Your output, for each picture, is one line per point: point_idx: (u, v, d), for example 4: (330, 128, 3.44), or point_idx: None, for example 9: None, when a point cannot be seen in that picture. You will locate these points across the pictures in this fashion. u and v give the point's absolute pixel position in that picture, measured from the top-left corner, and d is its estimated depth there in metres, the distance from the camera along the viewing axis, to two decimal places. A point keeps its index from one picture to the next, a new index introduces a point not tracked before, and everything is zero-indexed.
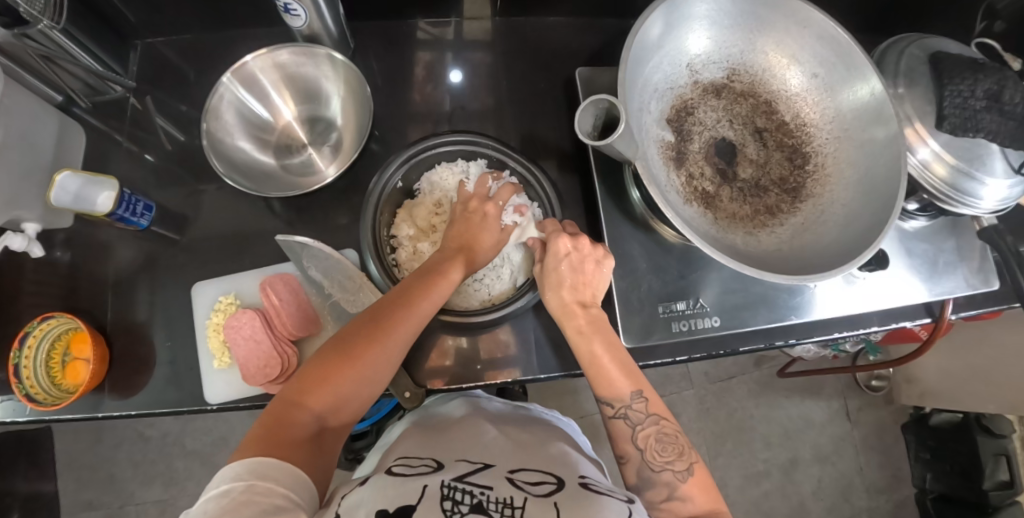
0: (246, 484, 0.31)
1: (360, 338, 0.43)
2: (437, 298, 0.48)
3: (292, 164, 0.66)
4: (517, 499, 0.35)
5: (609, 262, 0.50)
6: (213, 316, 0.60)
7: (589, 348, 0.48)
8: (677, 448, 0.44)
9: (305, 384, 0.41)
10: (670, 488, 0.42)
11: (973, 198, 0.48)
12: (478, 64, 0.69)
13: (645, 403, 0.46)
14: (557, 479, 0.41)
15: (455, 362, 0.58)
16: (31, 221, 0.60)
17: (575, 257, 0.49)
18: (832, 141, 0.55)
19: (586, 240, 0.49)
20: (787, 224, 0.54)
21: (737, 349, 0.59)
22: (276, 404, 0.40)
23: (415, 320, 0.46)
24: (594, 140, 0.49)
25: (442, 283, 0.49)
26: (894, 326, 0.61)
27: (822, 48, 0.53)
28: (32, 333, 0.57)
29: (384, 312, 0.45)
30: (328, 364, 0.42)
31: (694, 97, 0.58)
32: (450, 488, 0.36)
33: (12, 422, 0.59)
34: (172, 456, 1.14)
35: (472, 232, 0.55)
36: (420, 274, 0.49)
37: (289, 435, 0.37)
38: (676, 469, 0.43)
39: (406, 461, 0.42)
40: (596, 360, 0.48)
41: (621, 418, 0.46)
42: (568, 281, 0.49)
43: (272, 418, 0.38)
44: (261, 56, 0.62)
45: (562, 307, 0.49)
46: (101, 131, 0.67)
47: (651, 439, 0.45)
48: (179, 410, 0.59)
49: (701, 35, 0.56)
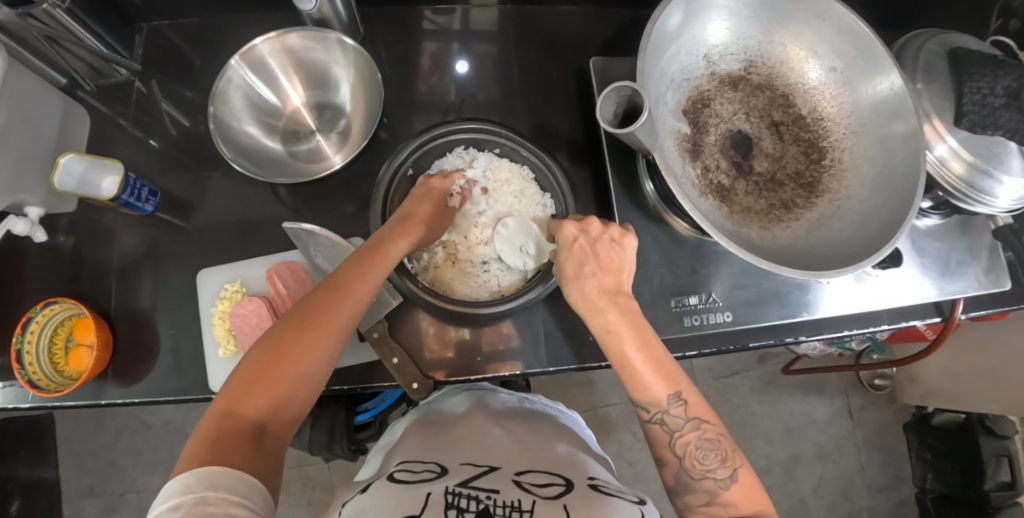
0: (197, 496, 0.31)
1: (292, 331, 0.41)
2: (375, 281, 0.48)
3: (299, 151, 0.65)
4: (524, 503, 0.35)
5: (627, 240, 0.47)
6: (218, 304, 0.59)
7: (619, 343, 0.45)
8: (720, 454, 0.43)
9: (239, 391, 0.38)
10: (711, 494, 0.42)
11: (989, 196, 0.48)
12: (485, 54, 0.68)
13: (684, 407, 0.44)
14: (565, 480, 0.40)
15: (457, 353, 0.57)
16: (33, 205, 0.59)
17: (585, 241, 0.47)
18: (849, 136, 0.54)
19: (593, 220, 0.48)
20: (802, 220, 0.53)
21: (748, 346, 0.58)
22: (207, 421, 0.37)
23: (353, 305, 0.45)
24: (613, 128, 0.48)
25: (380, 264, 0.49)
26: (903, 324, 0.61)
27: (841, 40, 0.52)
28: (34, 319, 0.57)
29: (320, 301, 0.44)
30: (261, 365, 0.39)
31: (710, 88, 0.57)
32: (455, 494, 0.35)
33: (14, 408, 0.58)
34: (174, 444, 1.14)
35: (412, 205, 0.55)
36: (353, 259, 0.48)
37: (232, 446, 0.35)
38: (718, 476, 0.42)
39: (409, 466, 0.41)
40: (626, 356, 0.45)
41: (657, 423, 0.45)
42: (589, 270, 0.46)
43: (207, 434, 0.35)
44: (271, 39, 0.61)
45: (587, 301, 0.46)
46: (105, 114, 0.66)
47: (691, 446, 0.44)
48: (183, 398, 0.59)
49: (720, 26, 0.55)
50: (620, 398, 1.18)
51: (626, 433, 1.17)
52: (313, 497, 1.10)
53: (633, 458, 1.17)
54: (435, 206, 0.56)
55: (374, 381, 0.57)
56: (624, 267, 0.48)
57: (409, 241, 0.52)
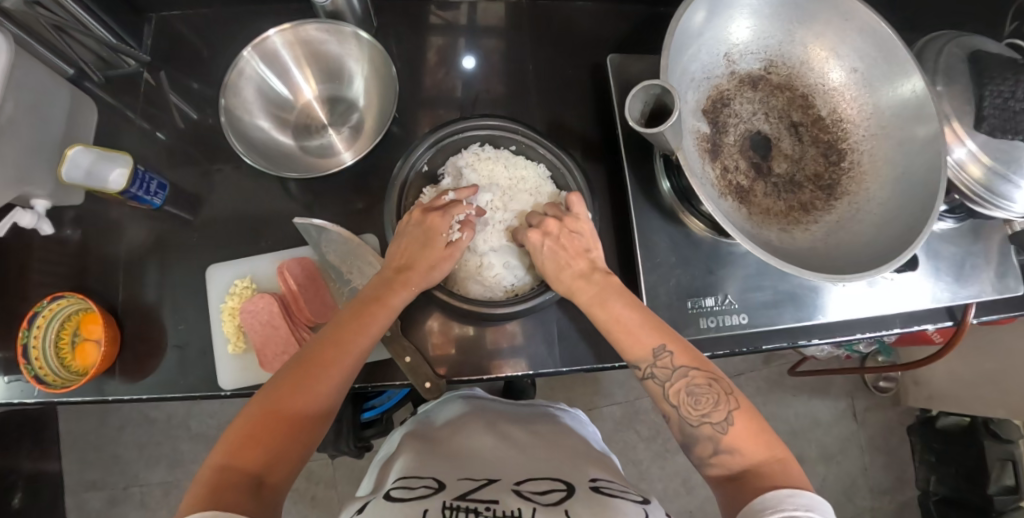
0: None
1: (288, 385, 0.42)
2: (373, 333, 0.48)
3: (311, 146, 0.64)
4: (524, 511, 0.34)
5: (581, 224, 0.53)
6: (228, 300, 0.58)
7: (602, 315, 0.49)
8: (711, 397, 0.42)
9: (234, 446, 0.37)
10: (714, 441, 0.41)
11: (1007, 201, 0.47)
12: (492, 50, 0.67)
13: (671, 357, 0.45)
14: (567, 484, 0.40)
15: (460, 350, 0.57)
16: (41, 198, 0.58)
17: (551, 239, 0.52)
18: (869, 138, 0.53)
19: (549, 220, 0.53)
20: (822, 223, 0.53)
21: (762, 347, 0.59)
22: (201, 476, 0.36)
23: (348, 358, 0.45)
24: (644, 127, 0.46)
25: (379, 315, 0.49)
26: (915, 329, 0.62)
27: (864, 42, 0.51)
28: (41, 313, 0.56)
29: (314, 355, 0.44)
30: (256, 420, 0.39)
31: (730, 88, 0.56)
32: (453, 509, 0.35)
33: (20, 403, 0.58)
34: (178, 439, 1.13)
35: (409, 254, 0.52)
36: (351, 311, 0.48)
37: (226, 497, 0.33)
38: (713, 420, 0.42)
39: (406, 482, 0.41)
40: (618, 317, 0.48)
41: (650, 378, 0.46)
42: (561, 262, 0.52)
43: (202, 488, 0.34)
44: (284, 31, 0.60)
45: (572, 285, 0.51)
46: (113, 106, 0.65)
47: (682, 394, 0.43)
48: (190, 395, 0.58)
49: (742, 24, 0.54)
50: (626, 398, 1.18)
51: (631, 432, 1.17)
52: (317, 493, 1.10)
53: (638, 457, 1.17)
54: (431, 244, 0.52)
55: (388, 378, 0.57)
56: (590, 247, 0.53)
57: (409, 291, 0.51)
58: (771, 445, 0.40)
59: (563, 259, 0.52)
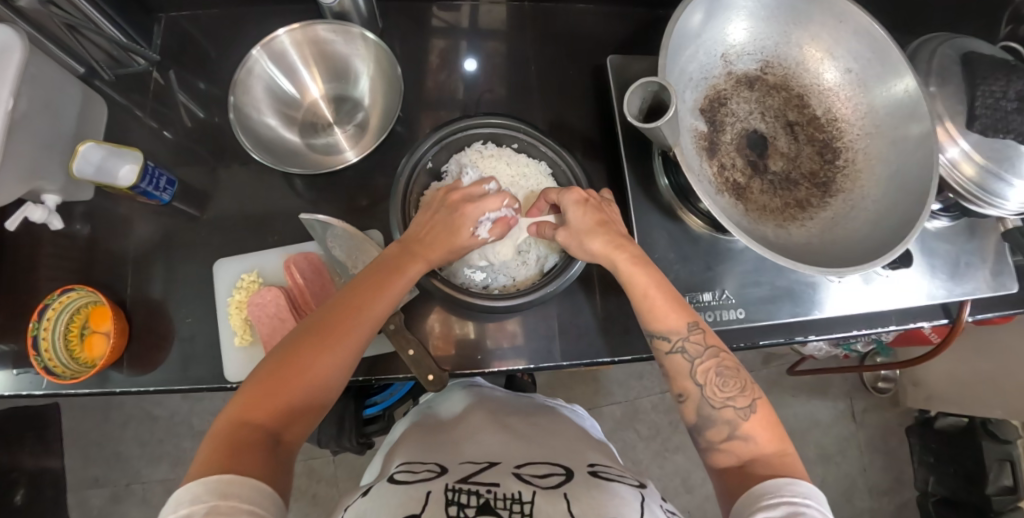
0: (208, 506, 0.30)
1: (303, 346, 0.42)
2: (390, 299, 0.47)
3: (316, 143, 0.66)
4: (524, 494, 0.35)
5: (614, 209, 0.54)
6: (236, 293, 0.60)
7: (639, 282, 0.47)
8: (738, 382, 0.43)
9: (252, 403, 0.38)
10: (731, 427, 0.42)
11: (1000, 199, 0.48)
12: (493, 52, 0.68)
13: (702, 335, 0.46)
14: (565, 469, 0.40)
15: (458, 350, 0.58)
16: (51, 193, 0.59)
17: (594, 202, 0.52)
18: (863, 137, 0.54)
19: (596, 191, 0.53)
20: (816, 219, 0.54)
21: (759, 343, 0.60)
22: (219, 428, 0.37)
23: (364, 323, 0.45)
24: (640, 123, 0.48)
25: (398, 282, 0.48)
26: (910, 326, 0.62)
27: (858, 43, 0.53)
28: (51, 306, 0.57)
29: (331, 319, 0.44)
30: (272, 379, 0.40)
31: (727, 88, 0.57)
32: (456, 491, 0.36)
33: (27, 395, 0.59)
34: (180, 436, 1.14)
35: (436, 228, 0.51)
36: (370, 276, 0.48)
37: (241, 453, 0.34)
38: (737, 405, 0.42)
39: (410, 467, 0.41)
40: (647, 293, 0.47)
41: (679, 352, 0.45)
42: (595, 222, 0.50)
43: (219, 442, 0.35)
44: (293, 31, 0.61)
45: (604, 252, 0.49)
46: (122, 105, 0.66)
47: (711, 373, 0.44)
48: (198, 387, 0.59)
49: (739, 26, 0.55)
50: (625, 397, 1.19)
51: (631, 432, 1.18)
52: (318, 491, 1.10)
53: (638, 457, 1.17)
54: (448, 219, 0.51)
55: (388, 373, 0.58)
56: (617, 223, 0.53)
57: (427, 260, 0.50)
58: (782, 441, 0.41)
59: (600, 223, 0.50)
